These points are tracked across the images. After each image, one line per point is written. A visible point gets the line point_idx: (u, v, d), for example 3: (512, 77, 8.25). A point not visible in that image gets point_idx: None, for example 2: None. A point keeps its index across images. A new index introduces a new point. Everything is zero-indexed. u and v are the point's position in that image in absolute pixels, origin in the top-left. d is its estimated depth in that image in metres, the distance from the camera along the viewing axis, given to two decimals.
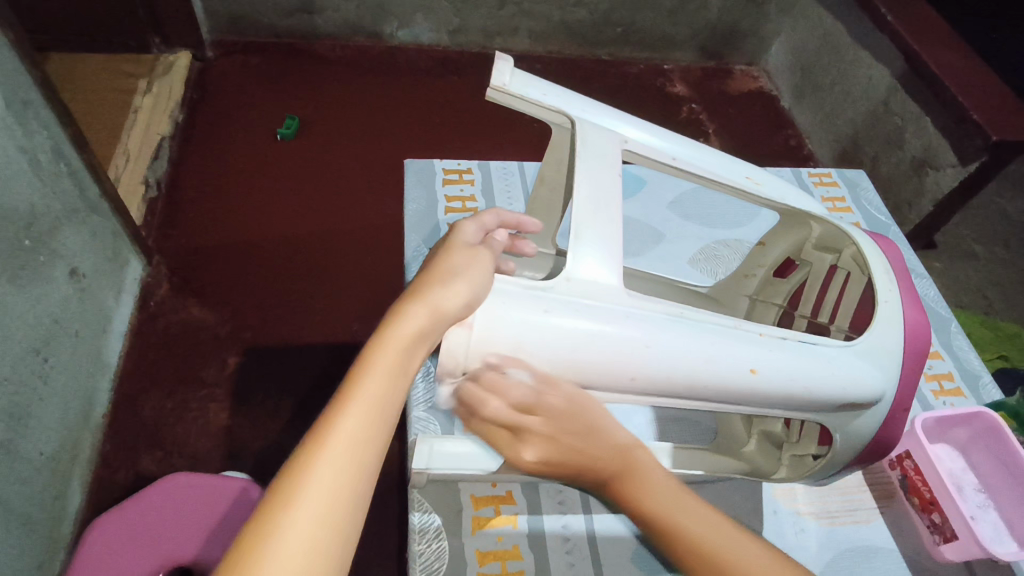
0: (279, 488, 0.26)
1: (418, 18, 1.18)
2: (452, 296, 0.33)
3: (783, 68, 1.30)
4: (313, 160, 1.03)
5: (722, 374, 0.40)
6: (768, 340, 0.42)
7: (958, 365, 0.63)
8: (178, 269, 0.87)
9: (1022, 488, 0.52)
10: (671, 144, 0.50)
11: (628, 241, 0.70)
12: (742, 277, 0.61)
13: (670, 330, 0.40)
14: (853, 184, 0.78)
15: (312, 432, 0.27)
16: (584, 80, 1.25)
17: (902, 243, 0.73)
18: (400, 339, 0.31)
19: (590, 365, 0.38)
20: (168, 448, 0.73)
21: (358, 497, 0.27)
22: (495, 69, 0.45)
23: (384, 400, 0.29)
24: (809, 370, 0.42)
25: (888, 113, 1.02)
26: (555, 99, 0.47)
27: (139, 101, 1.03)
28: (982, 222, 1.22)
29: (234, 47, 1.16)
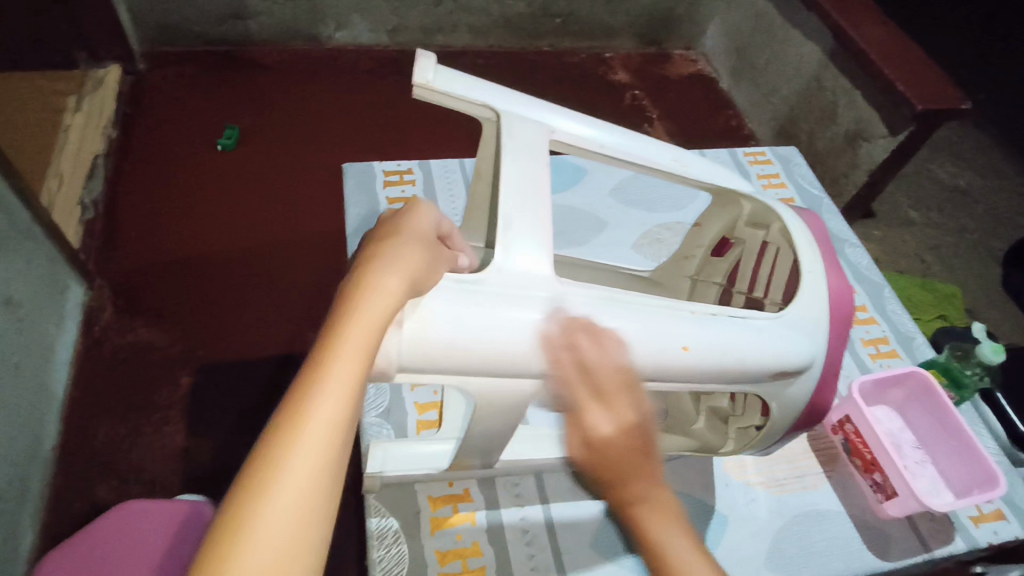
0: (258, 468, 0.26)
1: (355, 18, 1.16)
2: (421, 271, 0.35)
3: (719, 50, 1.33)
4: (255, 168, 1.01)
5: (656, 355, 0.41)
6: (700, 319, 0.43)
7: (892, 329, 0.66)
8: (121, 290, 0.85)
9: (956, 441, 0.54)
10: (600, 132, 0.51)
11: (571, 230, 0.70)
12: (682, 258, 0.62)
13: (602, 316, 0.41)
14: (786, 160, 0.81)
15: (286, 410, 0.27)
16: (527, 73, 1.26)
17: (833, 215, 0.76)
18: (369, 314, 0.30)
19: (527, 354, 0.38)
20: (124, 475, 0.71)
21: (335, 473, 0.27)
22: (417, 66, 0.45)
23: (354, 379, 0.28)
24: (740, 343, 0.44)
25: (820, 89, 1.06)
26: (480, 93, 0.47)
27: (68, 119, 0.99)
28: (916, 189, 1.28)
29: (167, 58, 1.12)
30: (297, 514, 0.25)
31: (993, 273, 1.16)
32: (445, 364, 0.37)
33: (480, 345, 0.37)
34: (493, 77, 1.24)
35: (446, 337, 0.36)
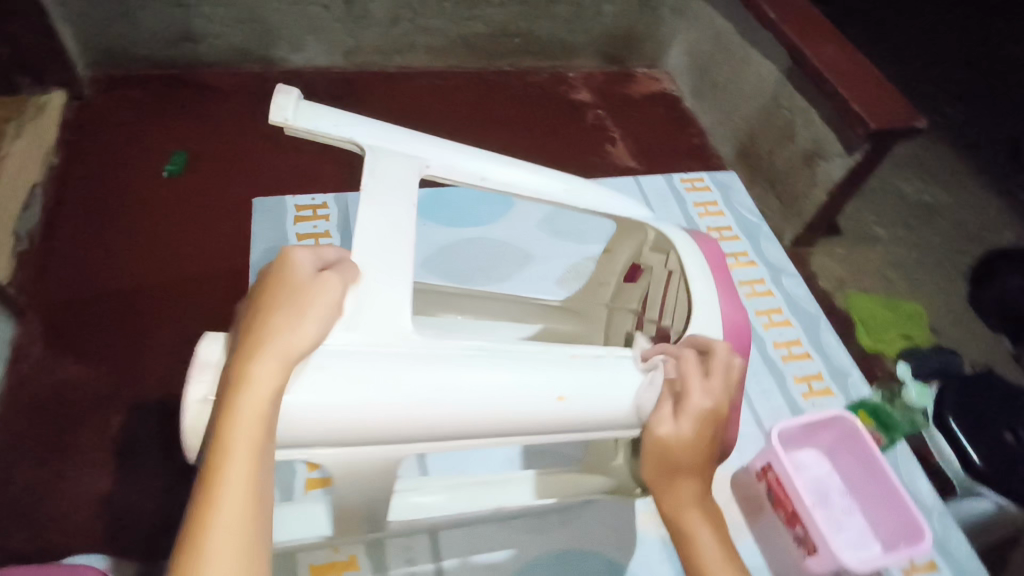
0: (185, 556, 0.33)
1: (310, 40, 1.14)
2: (299, 335, 0.40)
3: (682, 68, 1.32)
4: (199, 195, 0.98)
5: (531, 405, 0.45)
6: (554, 354, 0.48)
7: (826, 364, 0.81)
8: (53, 325, 0.82)
9: (878, 489, 0.63)
10: (471, 162, 0.57)
11: (496, 266, 0.79)
12: (596, 288, 0.69)
13: (462, 367, 0.44)
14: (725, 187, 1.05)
15: (200, 504, 0.34)
16: (487, 94, 1.25)
17: (776, 252, 0.92)
18: (248, 406, 0.37)
19: (392, 408, 0.42)
20: (43, 523, 0.67)
21: (255, 537, 0.34)
22: (273, 104, 0.52)
23: (247, 469, 0.35)
24: (606, 380, 0.48)
25: (778, 107, 1.05)
26: (344, 128, 0.54)
27: (7, 143, 0.92)
28: (881, 206, 1.26)
29: (114, 82, 1.10)
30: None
31: (956, 290, 1.15)
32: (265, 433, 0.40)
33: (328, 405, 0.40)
34: (452, 99, 1.22)
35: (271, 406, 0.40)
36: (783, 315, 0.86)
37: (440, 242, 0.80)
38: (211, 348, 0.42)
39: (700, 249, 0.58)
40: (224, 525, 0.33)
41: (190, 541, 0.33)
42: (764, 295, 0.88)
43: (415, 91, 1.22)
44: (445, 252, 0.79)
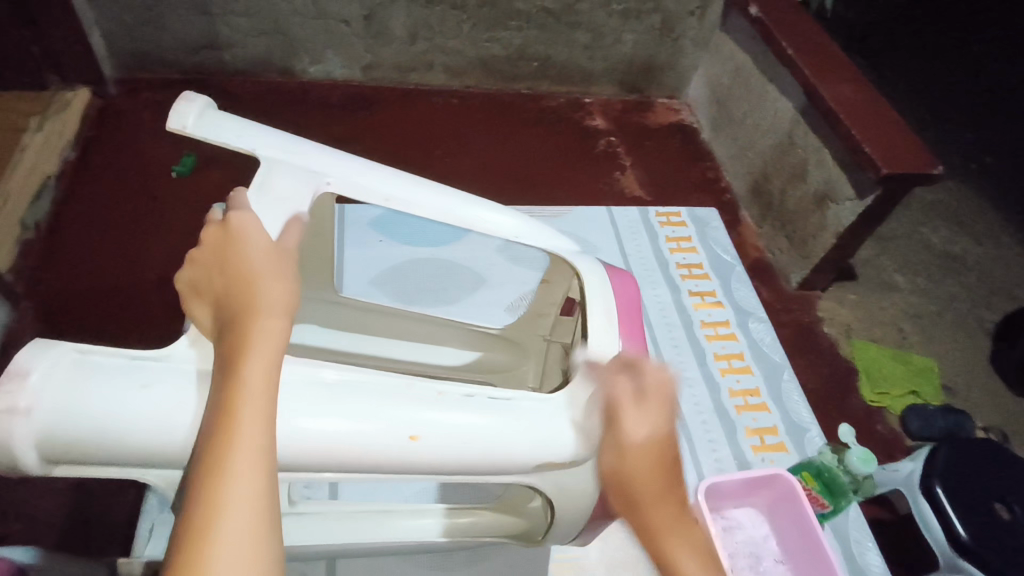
0: (203, 512, 0.35)
1: (329, 53, 1.16)
2: (285, 298, 0.43)
3: (702, 101, 1.30)
4: (196, 197, 0.99)
5: (377, 443, 0.43)
6: (415, 391, 0.46)
7: (783, 421, 0.84)
8: (46, 313, 0.84)
9: (808, 553, 0.64)
10: (384, 184, 0.55)
11: (447, 289, 0.80)
12: (538, 316, 0.67)
13: (349, 397, 0.44)
14: (703, 224, 1.09)
15: (214, 461, 0.36)
16: (500, 117, 1.24)
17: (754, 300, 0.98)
18: (262, 352, 0.40)
19: (302, 433, 0.42)
20: (7, 510, 0.68)
21: (269, 489, 0.37)
22: (173, 110, 0.50)
23: (264, 408, 0.38)
24: (494, 426, 0.46)
25: (792, 146, 1.02)
26: (248, 139, 0.52)
27: (25, 138, 0.97)
28: (904, 253, 1.21)
29: (138, 84, 1.13)
30: (250, 525, 0.35)
31: (977, 348, 1.08)
32: (84, 441, 0.40)
33: (169, 417, 0.40)
34: (464, 120, 1.22)
35: (96, 417, 0.39)
36: (743, 362, 0.89)
37: (397, 259, 0.82)
38: (33, 355, 0.40)
39: (608, 289, 0.58)
40: (249, 458, 0.36)
41: (217, 471, 0.36)
42: (727, 339, 0.92)
43: (429, 109, 1.22)
44: (398, 271, 0.81)
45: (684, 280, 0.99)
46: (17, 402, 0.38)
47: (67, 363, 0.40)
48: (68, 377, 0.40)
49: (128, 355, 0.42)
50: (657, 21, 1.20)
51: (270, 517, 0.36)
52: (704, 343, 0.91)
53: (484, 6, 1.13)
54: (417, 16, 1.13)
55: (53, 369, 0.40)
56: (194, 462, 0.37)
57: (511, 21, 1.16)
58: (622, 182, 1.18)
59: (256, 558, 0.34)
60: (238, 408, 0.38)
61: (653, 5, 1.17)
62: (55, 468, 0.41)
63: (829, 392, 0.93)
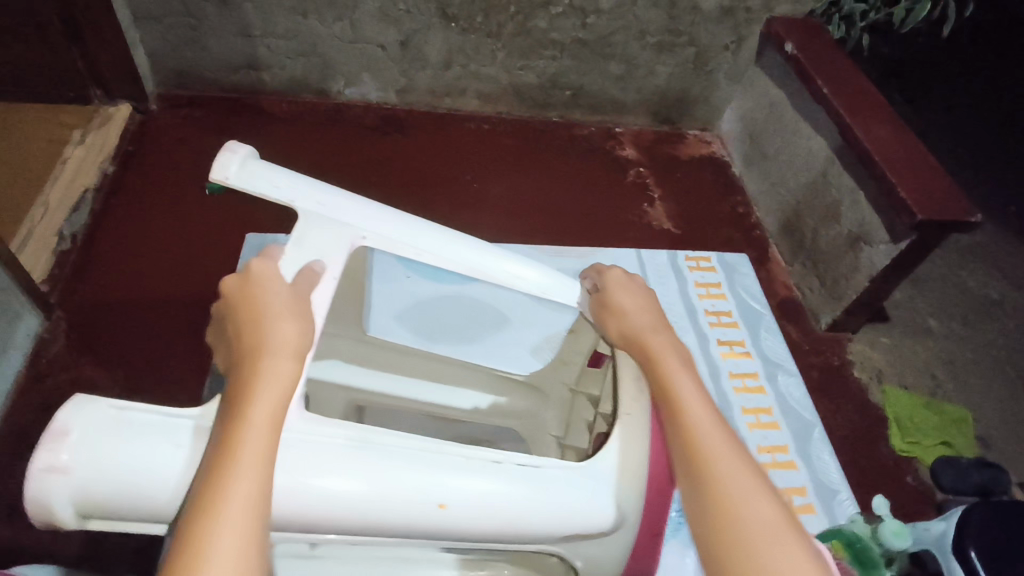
0: (190, 548, 0.35)
1: (365, 76, 1.18)
2: (298, 337, 0.44)
3: (734, 134, 1.29)
4: (226, 220, 1.00)
5: (403, 509, 0.43)
6: (444, 456, 0.46)
7: (815, 480, 0.81)
8: (77, 324, 0.85)
9: None
10: (419, 236, 0.55)
11: (471, 327, 0.81)
12: (562, 365, 0.69)
13: (382, 465, 0.43)
14: (731, 269, 1.05)
15: (208, 494, 0.36)
16: (532, 145, 1.25)
17: (779, 342, 0.96)
18: (273, 368, 0.42)
19: (341, 501, 0.42)
20: (31, 520, 0.69)
21: (259, 528, 0.37)
22: (216, 162, 0.51)
23: (272, 422, 0.40)
24: (521, 495, 0.46)
25: (826, 185, 1.00)
26: (285, 190, 0.52)
27: (69, 151, 1.03)
28: (939, 297, 1.17)
29: (179, 101, 1.16)
30: (235, 564, 0.35)
31: (1015, 400, 1.04)
32: (115, 498, 0.41)
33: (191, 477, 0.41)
34: (496, 146, 1.23)
35: (126, 476, 0.40)
36: (771, 417, 0.87)
37: (422, 294, 0.82)
38: (71, 413, 0.41)
39: None
40: (252, 463, 0.38)
41: (222, 474, 0.37)
42: (756, 392, 0.89)
43: (461, 134, 1.23)
44: (423, 307, 0.81)
45: (713, 327, 0.96)
46: (57, 461, 0.40)
47: (102, 422, 0.41)
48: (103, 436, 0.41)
49: (159, 412, 0.43)
50: (691, 54, 1.20)
51: (258, 550, 0.36)
52: (729, 393, 0.89)
53: (519, 35, 1.14)
54: (452, 43, 1.14)
55: (89, 428, 0.41)
56: (200, 470, 0.38)
57: (545, 50, 1.17)
58: (651, 215, 1.17)
59: None
60: (242, 432, 0.39)
61: (687, 39, 1.17)
62: (88, 521, 0.42)
63: (857, 440, 0.90)
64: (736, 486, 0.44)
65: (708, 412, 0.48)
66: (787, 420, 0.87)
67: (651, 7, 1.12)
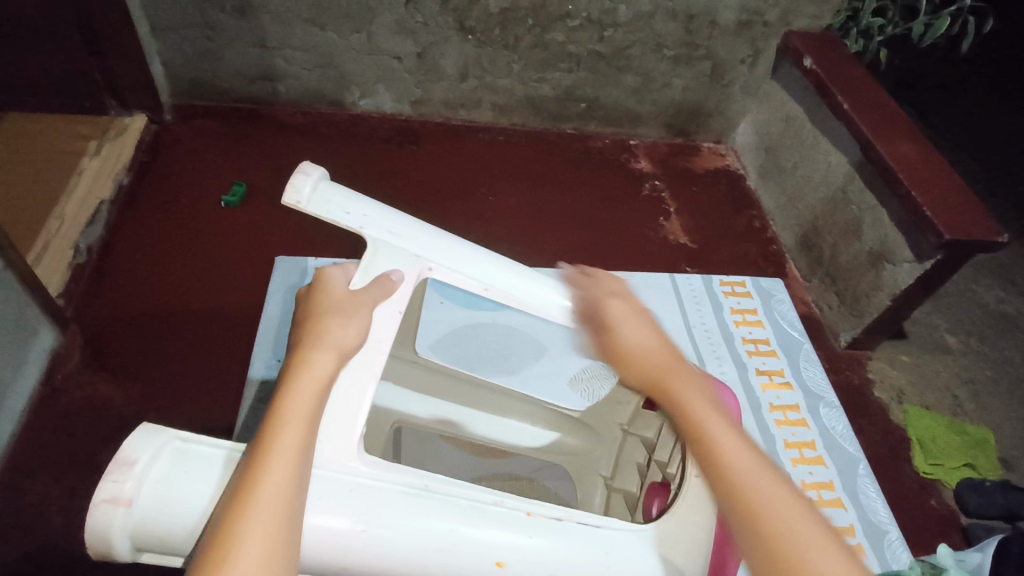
0: (217, 543, 0.32)
1: (380, 87, 1.17)
2: (344, 338, 0.43)
3: (749, 147, 1.28)
4: (247, 235, 0.99)
5: (456, 565, 0.40)
6: (501, 512, 0.42)
7: (861, 519, 0.77)
8: (94, 340, 0.84)
9: None
10: (485, 272, 0.54)
11: (507, 356, 0.80)
12: (616, 403, 0.62)
13: (435, 513, 0.40)
14: (766, 297, 1.02)
15: (241, 487, 0.34)
16: (548, 157, 1.24)
17: (816, 369, 0.93)
18: (306, 386, 0.39)
19: (388, 550, 0.39)
20: (45, 541, 0.68)
21: (289, 526, 0.34)
22: (289, 184, 0.49)
23: (299, 442, 0.37)
24: (579, 558, 0.42)
25: (846, 202, 0.99)
26: (356, 219, 0.51)
27: (84, 162, 1.03)
28: (956, 312, 1.16)
29: (193, 111, 1.16)
30: (261, 561, 0.32)
31: None
32: (179, 534, 0.38)
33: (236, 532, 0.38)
34: (511, 159, 1.22)
35: (195, 511, 0.38)
36: (816, 452, 0.83)
37: (454, 322, 0.82)
38: (139, 441, 0.39)
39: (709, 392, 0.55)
40: (288, 458, 0.36)
41: (244, 497, 0.34)
42: (798, 425, 0.86)
43: (475, 145, 1.23)
44: (459, 334, 0.81)
45: (751, 356, 0.92)
46: (122, 492, 0.37)
47: (171, 451, 0.39)
48: (172, 466, 0.39)
49: (228, 445, 0.41)
50: (708, 67, 1.19)
51: (285, 549, 0.34)
52: (773, 427, 0.85)
53: (536, 48, 1.13)
54: (469, 55, 1.14)
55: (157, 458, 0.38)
56: (223, 495, 0.35)
57: (561, 63, 1.16)
58: (668, 229, 1.16)
59: None
60: (280, 428, 0.37)
61: (704, 52, 1.16)
62: (141, 554, 0.40)
63: (880, 462, 0.89)
64: (782, 514, 0.39)
65: (724, 424, 0.45)
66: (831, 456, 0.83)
67: (669, 20, 1.11)
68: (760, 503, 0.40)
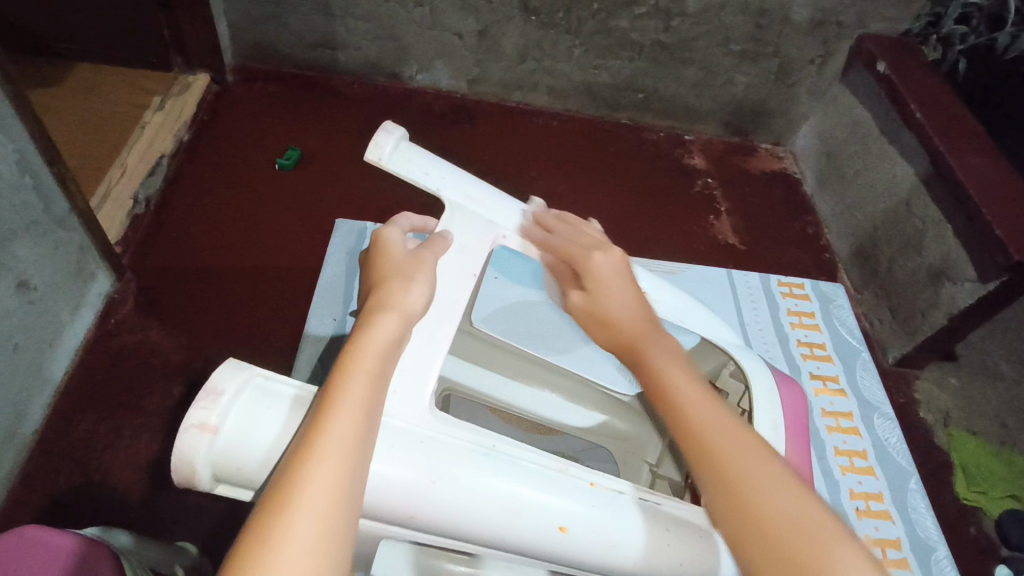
0: (282, 490, 0.32)
1: (438, 63, 1.17)
2: (411, 301, 0.42)
3: (809, 152, 1.24)
4: (302, 195, 1.01)
5: (520, 530, 0.39)
6: (568, 479, 0.41)
7: (909, 533, 0.75)
8: (147, 289, 0.87)
9: None
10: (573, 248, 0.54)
11: (559, 337, 0.80)
12: None
13: (493, 472, 0.39)
14: (825, 301, 0.98)
15: (306, 439, 0.34)
16: (600, 145, 1.22)
17: (870, 375, 0.90)
18: (373, 344, 0.39)
19: (450, 506, 0.38)
20: (92, 475, 0.70)
21: (355, 475, 0.34)
22: (372, 142, 0.49)
23: (365, 398, 0.36)
24: (640, 533, 0.41)
25: (909, 214, 0.96)
26: (433, 181, 0.51)
27: (148, 116, 1.06)
28: (1011, 339, 1.11)
29: (255, 74, 1.18)
30: (325, 508, 0.32)
31: None
32: (254, 465, 0.38)
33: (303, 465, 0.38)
34: (564, 144, 1.21)
35: (269, 441, 0.38)
36: (866, 461, 0.81)
37: (507, 298, 0.83)
38: (226, 374, 0.39)
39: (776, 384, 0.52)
40: (353, 411, 0.35)
41: (308, 445, 0.33)
42: (850, 433, 0.83)
43: (530, 128, 1.22)
44: (510, 310, 0.82)
45: (804, 359, 0.90)
46: (208, 419, 0.37)
47: (253, 388, 0.40)
48: (256, 401, 0.39)
49: (303, 386, 0.41)
50: (774, 65, 1.15)
51: (350, 499, 0.33)
52: (822, 432, 0.83)
53: (599, 34, 1.11)
54: (531, 37, 1.12)
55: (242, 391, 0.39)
56: (289, 445, 0.35)
57: (623, 50, 1.14)
58: (719, 228, 1.14)
59: (325, 537, 0.31)
60: (345, 382, 0.37)
61: (773, 49, 1.13)
62: (217, 487, 0.40)
63: None
64: (754, 480, 0.38)
65: (715, 410, 0.41)
66: (881, 467, 0.81)
67: (740, 14, 1.08)
68: (741, 478, 0.38)
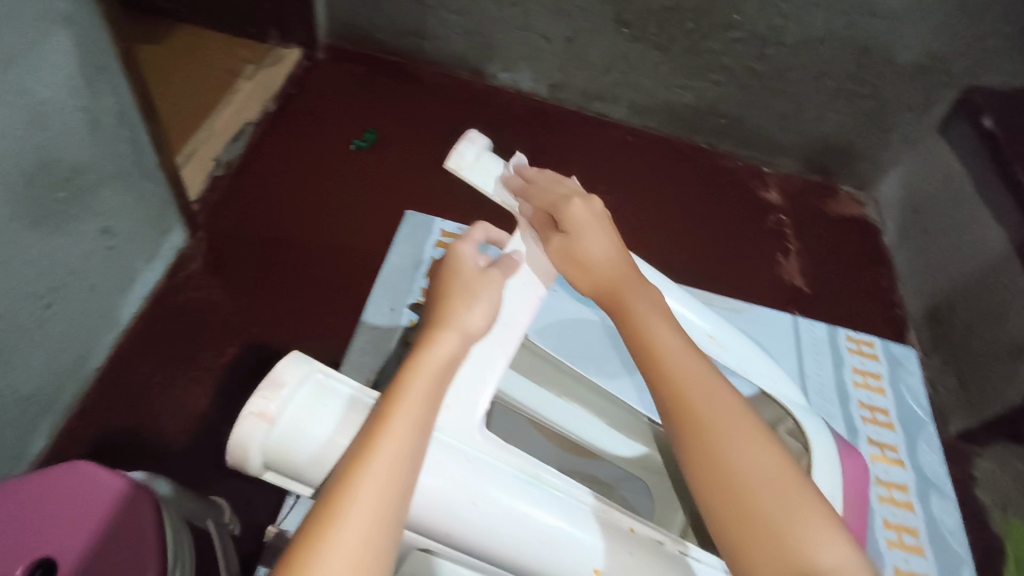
0: (327, 509, 0.32)
1: (522, 64, 1.18)
2: (474, 321, 0.41)
3: (893, 202, 1.19)
4: (373, 178, 1.03)
5: (560, 566, 0.37)
6: (611, 520, 0.39)
7: None
8: (216, 250, 0.90)
9: None
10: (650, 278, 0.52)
11: (608, 361, 0.79)
12: None
13: (538, 503, 0.37)
14: (896, 364, 0.92)
15: (353, 457, 0.34)
16: (675, 167, 1.20)
17: (932, 449, 0.85)
18: (431, 364, 0.38)
19: (489, 531, 0.36)
20: (143, 418, 0.74)
21: (401, 497, 0.33)
22: (454, 150, 0.49)
23: (416, 419, 0.36)
24: None
25: (995, 283, 0.90)
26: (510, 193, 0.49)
27: (240, 83, 1.11)
28: None
29: (344, 54, 1.21)
30: (366, 533, 0.32)
31: None
32: (306, 463, 0.36)
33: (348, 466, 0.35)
34: (637, 161, 1.20)
35: (323, 444, 0.35)
36: (916, 540, 0.77)
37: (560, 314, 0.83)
38: (292, 365, 0.36)
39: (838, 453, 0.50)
40: (403, 432, 0.35)
41: (355, 465, 0.33)
42: (902, 507, 0.80)
43: (606, 140, 1.21)
44: (563, 327, 0.81)
45: (865, 423, 0.86)
46: (268, 409, 0.35)
47: (315, 385, 0.36)
48: (317, 398, 0.36)
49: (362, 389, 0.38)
50: (869, 107, 1.10)
51: (393, 522, 0.33)
52: (874, 502, 0.79)
53: (689, 53, 1.09)
54: (618, 49, 1.11)
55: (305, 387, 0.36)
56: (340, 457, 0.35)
57: (710, 73, 1.11)
58: (785, 268, 1.10)
59: (364, 560, 0.32)
60: (397, 400, 0.36)
61: (871, 90, 1.07)
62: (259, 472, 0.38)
63: None
64: (766, 491, 0.36)
65: (727, 402, 0.39)
66: (932, 550, 0.76)
67: (841, 49, 1.02)
68: (754, 479, 0.36)
